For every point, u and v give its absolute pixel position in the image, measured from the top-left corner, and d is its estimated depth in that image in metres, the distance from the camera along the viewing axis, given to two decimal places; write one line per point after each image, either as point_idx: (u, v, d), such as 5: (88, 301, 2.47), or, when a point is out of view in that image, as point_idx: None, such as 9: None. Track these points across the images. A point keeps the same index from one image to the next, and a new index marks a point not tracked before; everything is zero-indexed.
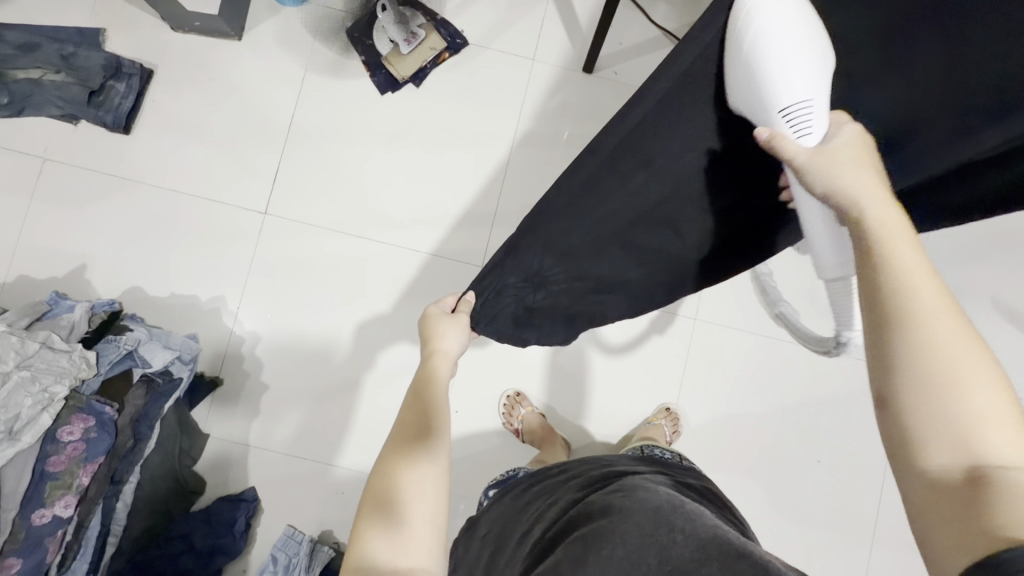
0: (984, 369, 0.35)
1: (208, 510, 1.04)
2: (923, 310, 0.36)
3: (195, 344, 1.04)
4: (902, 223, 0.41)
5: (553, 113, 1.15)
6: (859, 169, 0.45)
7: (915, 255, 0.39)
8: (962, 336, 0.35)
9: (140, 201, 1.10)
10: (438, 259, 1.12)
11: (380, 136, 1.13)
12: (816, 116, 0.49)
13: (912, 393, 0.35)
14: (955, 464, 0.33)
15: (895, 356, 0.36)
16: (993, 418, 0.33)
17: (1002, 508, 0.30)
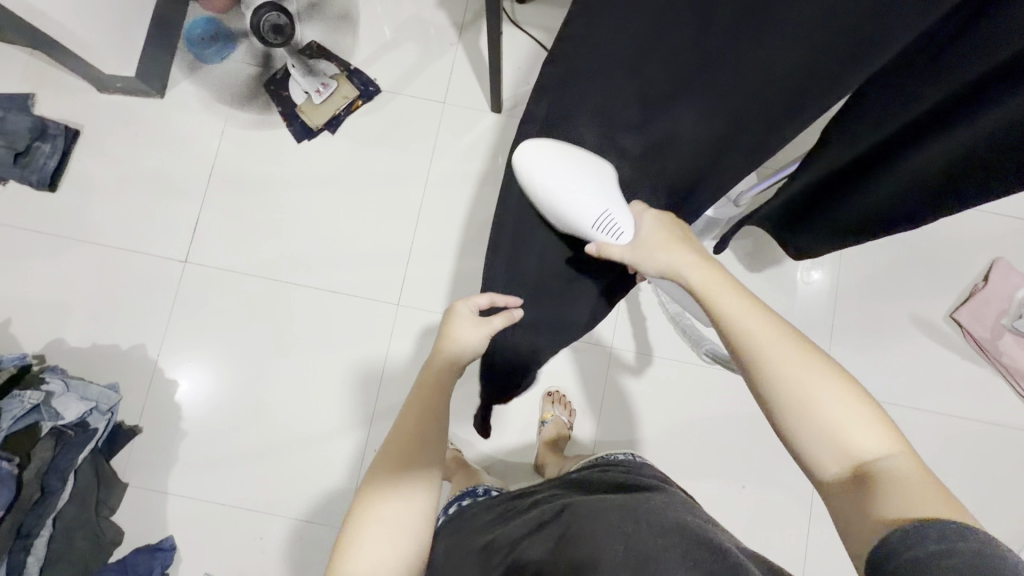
0: (829, 389, 0.43)
1: (124, 561, 1.02)
2: (765, 353, 0.45)
3: (114, 394, 1.06)
4: (734, 292, 0.49)
5: (465, 152, 1.18)
6: (678, 251, 0.54)
7: (749, 315, 0.47)
8: (805, 361, 0.44)
9: (65, 255, 1.13)
10: (356, 298, 1.14)
11: (297, 181, 1.17)
12: (618, 218, 0.57)
13: (791, 424, 0.43)
14: (842, 468, 0.41)
15: (768, 398, 0.45)
16: (848, 419, 0.42)
17: (879, 499, 0.38)
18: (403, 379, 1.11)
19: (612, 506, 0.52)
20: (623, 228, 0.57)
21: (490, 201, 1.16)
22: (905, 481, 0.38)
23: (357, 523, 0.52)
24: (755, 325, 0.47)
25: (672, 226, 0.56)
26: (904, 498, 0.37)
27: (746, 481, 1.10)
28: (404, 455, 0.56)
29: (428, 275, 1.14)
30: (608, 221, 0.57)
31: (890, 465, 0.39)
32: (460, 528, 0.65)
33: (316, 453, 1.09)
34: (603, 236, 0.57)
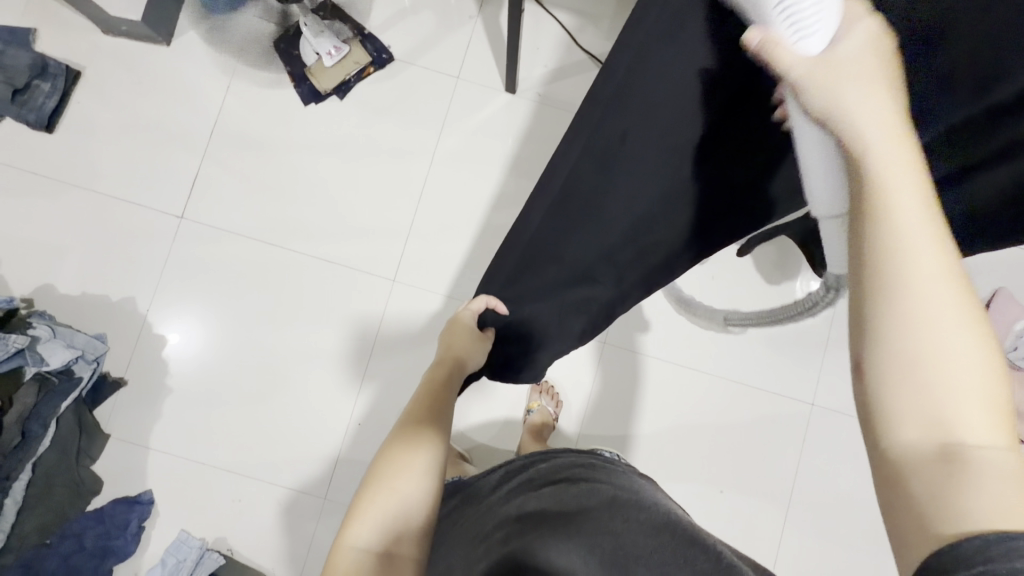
0: (971, 341, 0.27)
1: (102, 510, 1.04)
2: (901, 266, 0.28)
3: (101, 344, 1.05)
4: (910, 165, 0.29)
5: (476, 132, 1.15)
6: (880, 97, 0.30)
7: (906, 197, 0.28)
8: (945, 289, 0.28)
9: (60, 200, 1.11)
10: (352, 270, 1.12)
11: (301, 145, 1.14)
12: (827, 5, 0.29)
13: (877, 374, 0.29)
14: (930, 441, 0.27)
15: (877, 322, 0.28)
16: (977, 392, 0.27)
17: (967, 492, 0.26)
18: (393, 356, 1.11)
19: (571, 513, 0.50)
20: (817, 30, 0.30)
21: (496, 184, 1.14)
22: (1006, 482, 0.26)
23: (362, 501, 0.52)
24: (905, 213, 0.28)
25: (880, 61, 0.31)
26: (992, 499, 0.26)
27: (724, 487, 1.10)
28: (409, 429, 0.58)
29: (427, 254, 1.13)
30: (700, 120, 0.42)
31: (999, 459, 0.26)
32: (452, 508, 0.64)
33: (302, 422, 1.09)
34: (783, 29, 0.30)
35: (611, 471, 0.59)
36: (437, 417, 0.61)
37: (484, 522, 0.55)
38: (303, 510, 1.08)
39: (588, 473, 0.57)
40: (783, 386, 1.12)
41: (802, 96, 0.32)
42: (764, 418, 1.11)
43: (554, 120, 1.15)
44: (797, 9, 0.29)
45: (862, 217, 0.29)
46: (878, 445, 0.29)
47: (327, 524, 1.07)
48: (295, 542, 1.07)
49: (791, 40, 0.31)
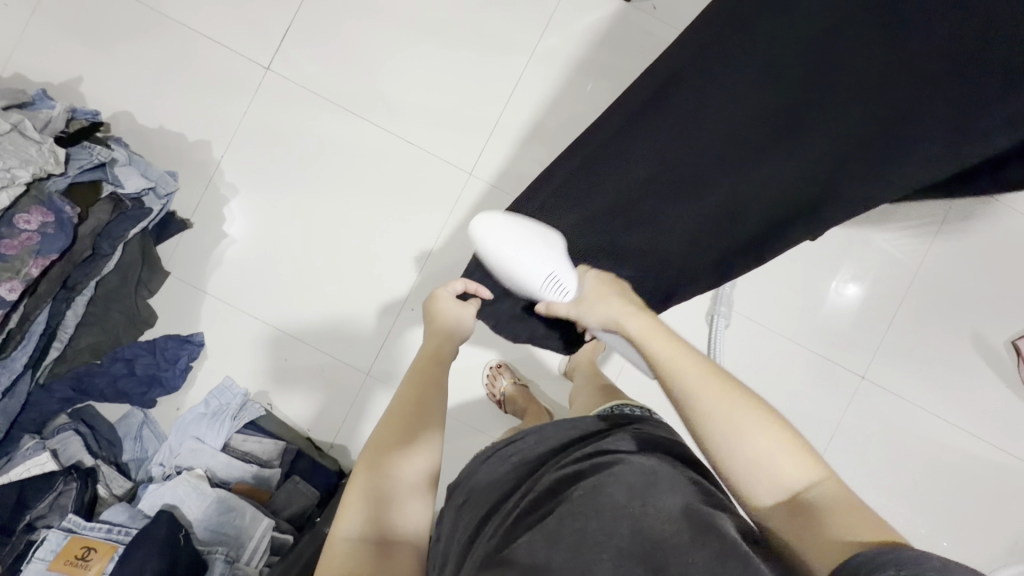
0: (767, 434, 0.44)
1: (154, 342, 1.05)
2: (705, 405, 0.46)
3: (173, 182, 1.03)
4: (665, 337, 0.52)
5: (579, 37, 1.09)
6: (618, 304, 0.57)
7: (687, 357, 0.49)
8: (736, 399, 0.46)
9: (146, 28, 1.08)
10: (430, 157, 1.10)
11: (399, 16, 1.09)
12: (564, 280, 0.60)
13: (725, 467, 0.44)
14: (776, 500, 0.42)
15: (711, 441, 0.45)
16: (781, 454, 0.43)
17: (826, 525, 0.39)
18: (457, 250, 1.10)
19: (563, 506, 0.48)
20: (566, 287, 0.60)
21: (590, 98, 1.09)
22: (834, 504, 0.40)
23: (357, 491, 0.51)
24: (697, 375, 0.48)
25: (619, 290, 0.59)
26: (841, 521, 0.38)
27: None
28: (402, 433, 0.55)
29: (507, 156, 1.10)
30: (553, 285, 0.60)
31: (816, 494, 0.41)
32: (480, 476, 0.65)
33: (354, 300, 1.10)
34: (550, 291, 0.60)
35: (645, 454, 0.54)
36: (425, 413, 0.57)
37: (490, 499, 0.58)
38: (342, 384, 1.10)
39: (597, 457, 0.55)
40: (831, 354, 1.14)
41: (586, 322, 0.60)
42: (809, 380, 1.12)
43: (663, 41, 1.09)
44: (553, 281, 0.59)
45: (675, 395, 0.48)
46: (756, 518, 0.43)
47: (365, 400, 1.09)
48: (332, 412, 1.09)
49: (562, 297, 0.60)
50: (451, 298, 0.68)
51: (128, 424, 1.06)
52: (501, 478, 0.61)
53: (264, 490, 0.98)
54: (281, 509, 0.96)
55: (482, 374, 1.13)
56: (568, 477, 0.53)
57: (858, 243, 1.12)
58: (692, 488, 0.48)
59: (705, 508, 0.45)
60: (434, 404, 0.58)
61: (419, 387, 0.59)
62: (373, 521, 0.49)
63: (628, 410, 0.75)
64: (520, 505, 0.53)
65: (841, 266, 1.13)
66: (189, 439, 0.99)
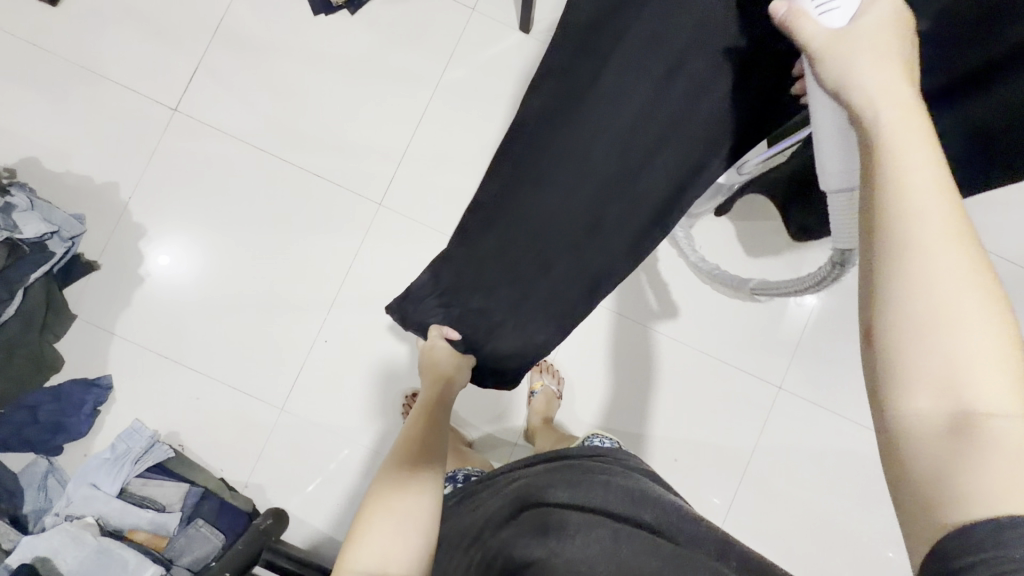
0: (989, 330, 0.28)
1: (58, 388, 1.03)
2: (919, 240, 0.30)
3: (79, 225, 1.03)
4: (912, 120, 0.32)
5: (482, 66, 1.12)
6: (897, 72, 0.34)
7: (925, 160, 0.31)
8: (951, 252, 0.29)
9: (53, 75, 1.09)
10: (339, 188, 1.11)
11: (304, 53, 1.12)
12: (843, 0, 0.36)
13: (887, 338, 0.30)
14: (938, 409, 0.28)
15: (898, 289, 0.30)
16: (989, 357, 0.28)
17: (975, 469, 0.27)
18: (369, 279, 1.10)
19: (556, 535, 0.49)
20: (840, 6, 0.37)
21: (495, 124, 1.12)
22: (1016, 460, 0.27)
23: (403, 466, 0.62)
24: (936, 216, 0.30)
25: (910, 53, 0.35)
26: (1005, 484, 0.27)
27: (679, 456, 1.11)
28: (413, 462, 0.63)
29: (416, 184, 1.11)
30: (832, 0, 0.36)
31: (1008, 428, 0.27)
32: (467, 503, 0.62)
33: (268, 333, 1.09)
34: (809, 7, 0.38)
35: (610, 467, 0.59)
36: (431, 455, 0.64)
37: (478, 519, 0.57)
38: (258, 420, 1.08)
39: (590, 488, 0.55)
40: (751, 366, 1.12)
41: (815, 64, 0.37)
42: (729, 391, 1.12)
43: None
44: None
45: (874, 214, 0.31)
46: (890, 426, 0.30)
47: (282, 434, 1.08)
48: (247, 449, 1.07)
49: (815, 16, 0.37)
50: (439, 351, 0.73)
51: (33, 473, 1.01)
52: (483, 487, 0.64)
53: (160, 537, 0.94)
54: (179, 555, 0.93)
55: (397, 403, 1.09)
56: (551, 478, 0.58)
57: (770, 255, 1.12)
58: (661, 504, 0.53)
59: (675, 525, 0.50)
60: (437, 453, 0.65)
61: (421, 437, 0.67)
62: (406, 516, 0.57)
63: (599, 441, 0.76)
64: (510, 528, 0.52)
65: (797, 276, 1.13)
66: (85, 485, 0.96)
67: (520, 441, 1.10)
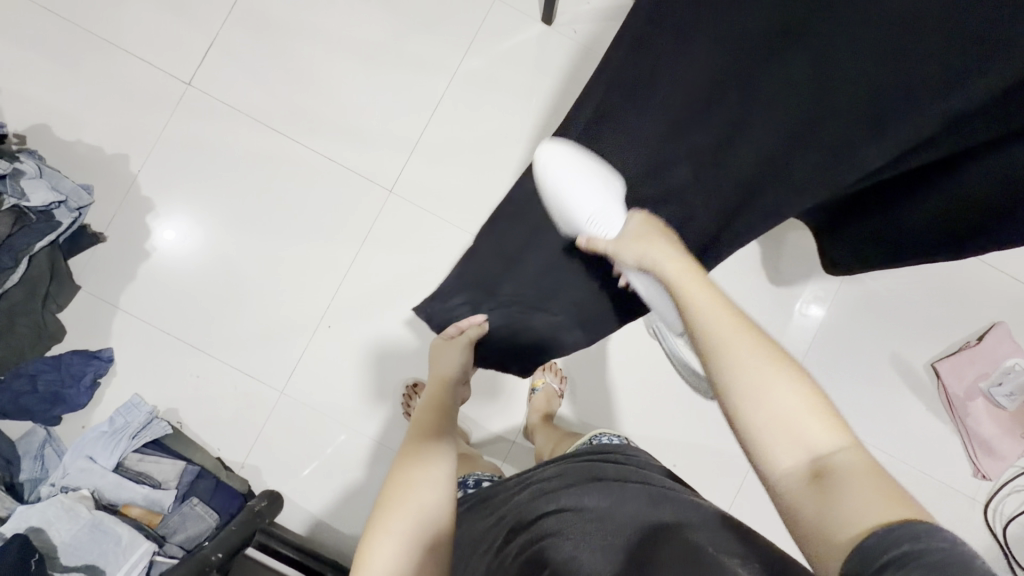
0: (793, 397, 0.36)
1: (58, 358, 1.02)
2: (734, 355, 0.38)
3: (87, 196, 1.02)
4: (686, 270, 0.47)
5: (501, 57, 1.10)
6: (658, 246, 0.51)
7: (703, 293, 0.43)
8: (759, 353, 0.38)
9: (68, 42, 1.08)
10: (350, 173, 1.09)
11: (322, 33, 1.10)
12: None
13: (740, 420, 0.37)
14: (794, 462, 0.35)
15: (726, 389, 0.38)
16: (803, 410, 0.36)
17: (840, 501, 0.32)
18: (376, 266, 1.09)
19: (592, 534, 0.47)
20: None
21: (512, 117, 1.10)
22: (854, 473, 0.33)
23: (418, 459, 0.60)
24: (732, 333, 0.39)
25: (663, 237, 0.52)
26: (864, 502, 0.31)
27: (677, 462, 1.10)
28: (413, 460, 0.60)
29: (428, 173, 1.10)
30: None
31: (841, 459, 0.34)
32: (490, 509, 0.60)
33: (271, 315, 1.08)
34: None
35: (631, 470, 0.58)
36: (432, 452, 0.61)
37: (502, 524, 0.55)
38: (258, 402, 1.07)
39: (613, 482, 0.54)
40: None
41: (617, 258, 0.55)
42: None
43: (586, 60, 1.11)
44: None
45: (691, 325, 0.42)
46: (767, 481, 0.36)
47: (280, 418, 1.07)
48: (244, 430, 1.07)
49: (629, 236, 0.48)
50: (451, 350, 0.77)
51: (30, 442, 1.01)
52: (496, 497, 0.62)
53: (155, 513, 0.94)
54: (173, 533, 0.93)
55: (398, 393, 1.08)
56: (571, 480, 0.57)
57: (783, 264, 1.11)
58: (682, 506, 0.49)
59: (696, 535, 0.44)
60: (441, 448, 0.62)
61: (421, 434, 0.65)
62: (406, 523, 0.52)
63: (608, 439, 0.74)
64: (541, 524, 0.50)
65: (806, 286, 1.11)
66: (81, 458, 0.96)
67: (518, 439, 1.10)
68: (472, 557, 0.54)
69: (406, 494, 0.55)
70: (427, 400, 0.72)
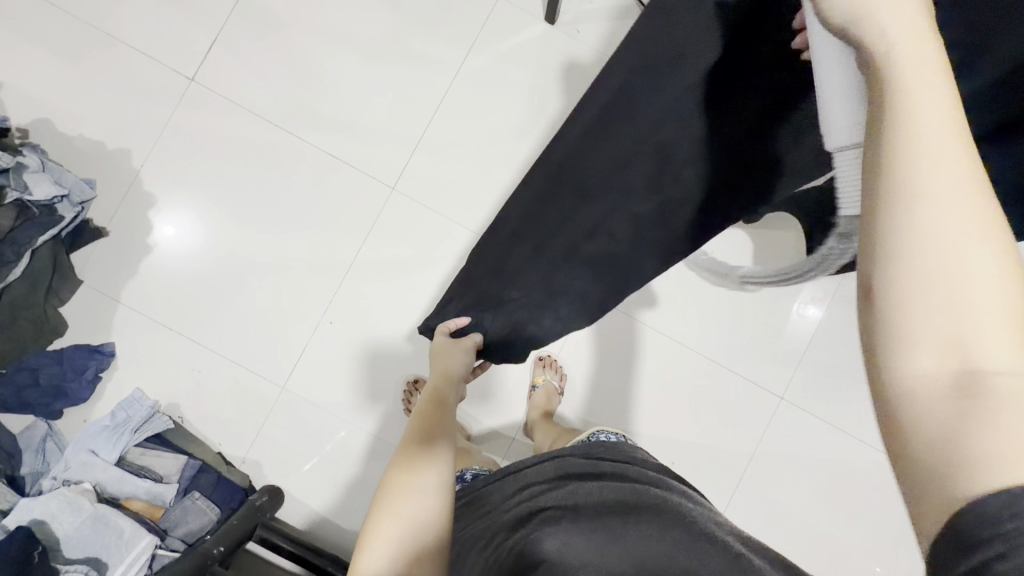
0: (991, 264, 0.21)
1: (60, 352, 1.02)
2: (918, 176, 0.22)
3: (89, 190, 1.02)
4: (925, 41, 0.23)
5: (503, 56, 1.11)
6: (898, 8, 0.24)
7: (929, 83, 0.23)
8: (967, 185, 0.21)
9: (71, 37, 1.08)
10: (352, 170, 1.10)
11: (325, 30, 1.10)
12: None
13: (880, 285, 0.23)
14: (944, 370, 0.21)
15: (886, 225, 0.22)
16: (999, 299, 0.21)
17: (979, 435, 0.20)
18: (377, 263, 1.09)
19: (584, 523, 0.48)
20: None
21: (514, 115, 1.10)
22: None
23: (412, 466, 0.58)
24: (937, 130, 0.22)
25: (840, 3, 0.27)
26: (1017, 450, 0.20)
27: (674, 459, 1.11)
28: (409, 464, 0.59)
29: (429, 171, 1.10)
30: None
31: (1020, 385, 0.20)
32: (486, 503, 0.61)
33: (272, 310, 1.09)
34: None
35: (623, 466, 0.59)
36: (428, 454, 0.60)
37: (496, 518, 0.55)
38: (258, 398, 1.08)
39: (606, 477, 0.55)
40: (754, 375, 1.12)
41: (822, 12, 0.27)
42: (731, 398, 1.11)
43: (588, 59, 1.11)
44: None
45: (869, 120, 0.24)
46: (882, 384, 0.23)
47: (280, 413, 1.08)
48: (245, 425, 1.07)
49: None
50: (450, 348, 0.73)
51: (31, 436, 1.01)
52: (490, 493, 0.63)
53: (156, 507, 0.94)
54: (174, 526, 0.93)
55: (398, 389, 1.09)
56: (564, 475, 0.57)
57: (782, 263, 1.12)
58: (680, 506, 0.50)
59: (702, 543, 0.44)
60: (436, 450, 0.61)
61: (417, 435, 0.63)
62: (401, 530, 0.52)
63: (606, 437, 0.74)
64: (535, 515, 0.51)
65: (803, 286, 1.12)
66: (83, 452, 0.96)
67: (518, 436, 1.11)
68: (467, 548, 0.54)
69: (399, 502, 0.55)
70: (425, 398, 0.70)
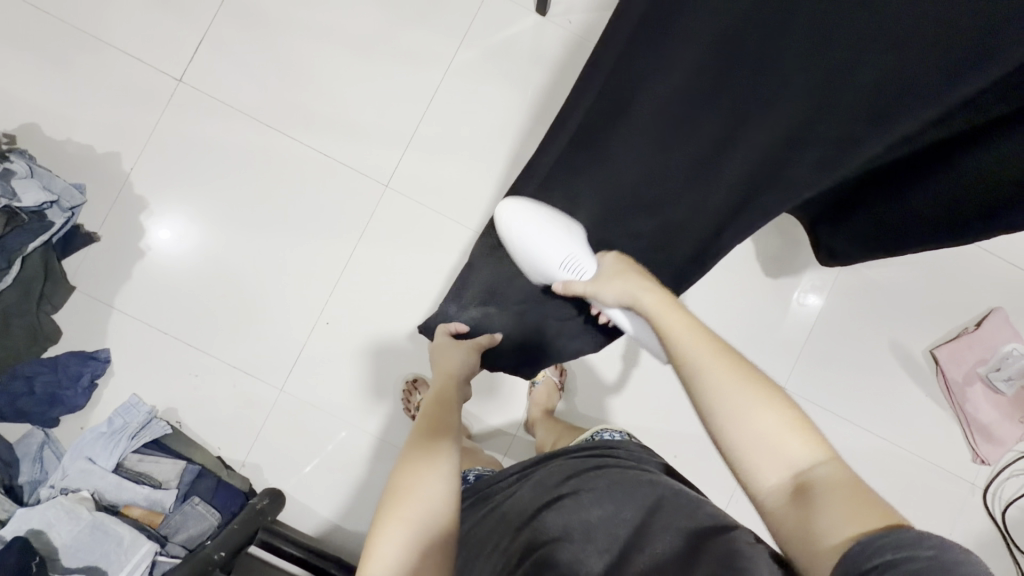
0: (769, 416, 0.41)
1: (56, 359, 1.01)
2: (700, 363, 0.43)
3: (79, 195, 1.01)
4: (671, 304, 0.49)
5: (496, 49, 1.09)
6: (638, 281, 0.53)
7: (686, 326, 0.46)
8: (728, 370, 0.43)
9: (56, 40, 1.06)
10: (345, 168, 1.08)
11: (313, 27, 1.08)
12: None
13: (722, 439, 0.41)
14: (780, 479, 0.39)
15: (699, 401, 0.43)
16: (780, 429, 0.40)
17: (821, 517, 0.36)
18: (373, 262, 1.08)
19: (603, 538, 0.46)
20: None
21: (507, 109, 1.09)
22: (832, 489, 0.37)
23: (420, 461, 0.58)
24: (705, 352, 0.44)
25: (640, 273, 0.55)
26: (850, 514, 0.35)
27: (677, 453, 1.10)
28: (416, 458, 0.58)
29: (424, 167, 1.09)
30: None
31: (821, 472, 0.38)
32: (492, 505, 0.59)
33: (268, 312, 1.08)
34: None
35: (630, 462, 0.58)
36: (435, 448, 0.60)
37: (505, 523, 0.54)
38: (257, 401, 1.07)
39: (618, 476, 0.53)
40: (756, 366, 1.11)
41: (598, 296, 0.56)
42: None
43: (580, 50, 1.10)
44: None
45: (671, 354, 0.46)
46: (760, 503, 0.40)
47: (280, 416, 1.07)
48: (244, 429, 1.06)
49: None
50: (456, 350, 0.75)
51: (27, 445, 1.00)
52: (496, 494, 0.62)
53: (156, 514, 0.93)
54: (175, 532, 0.92)
55: (397, 389, 1.08)
56: (572, 474, 0.57)
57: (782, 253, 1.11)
58: (693, 503, 0.48)
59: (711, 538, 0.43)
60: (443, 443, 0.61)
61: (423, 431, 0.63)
62: (410, 526, 0.52)
63: (609, 435, 0.73)
64: (546, 526, 0.49)
65: (804, 275, 1.11)
66: (81, 459, 0.95)
67: (519, 433, 1.10)
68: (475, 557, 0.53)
69: (408, 501, 0.54)
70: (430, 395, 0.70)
